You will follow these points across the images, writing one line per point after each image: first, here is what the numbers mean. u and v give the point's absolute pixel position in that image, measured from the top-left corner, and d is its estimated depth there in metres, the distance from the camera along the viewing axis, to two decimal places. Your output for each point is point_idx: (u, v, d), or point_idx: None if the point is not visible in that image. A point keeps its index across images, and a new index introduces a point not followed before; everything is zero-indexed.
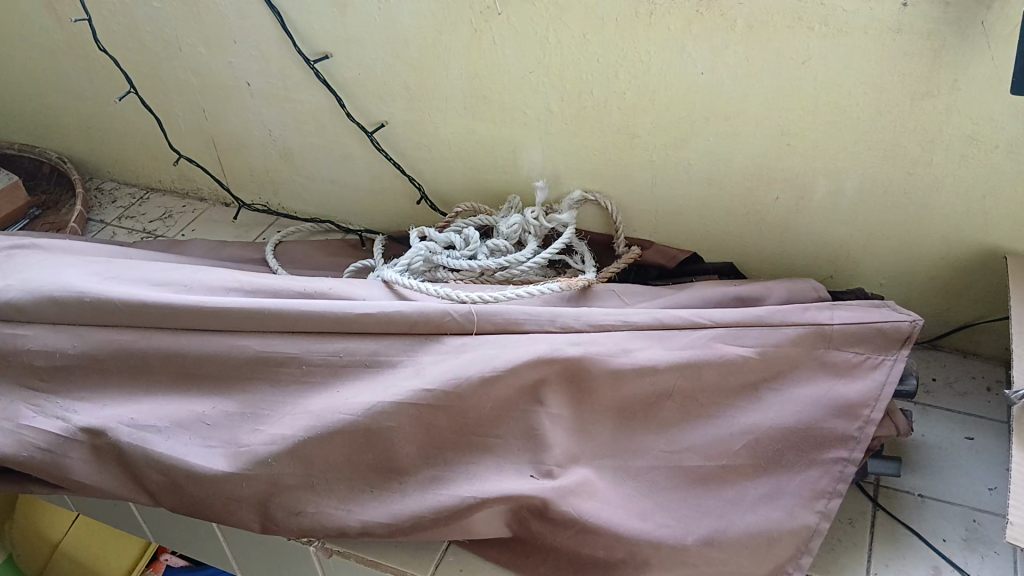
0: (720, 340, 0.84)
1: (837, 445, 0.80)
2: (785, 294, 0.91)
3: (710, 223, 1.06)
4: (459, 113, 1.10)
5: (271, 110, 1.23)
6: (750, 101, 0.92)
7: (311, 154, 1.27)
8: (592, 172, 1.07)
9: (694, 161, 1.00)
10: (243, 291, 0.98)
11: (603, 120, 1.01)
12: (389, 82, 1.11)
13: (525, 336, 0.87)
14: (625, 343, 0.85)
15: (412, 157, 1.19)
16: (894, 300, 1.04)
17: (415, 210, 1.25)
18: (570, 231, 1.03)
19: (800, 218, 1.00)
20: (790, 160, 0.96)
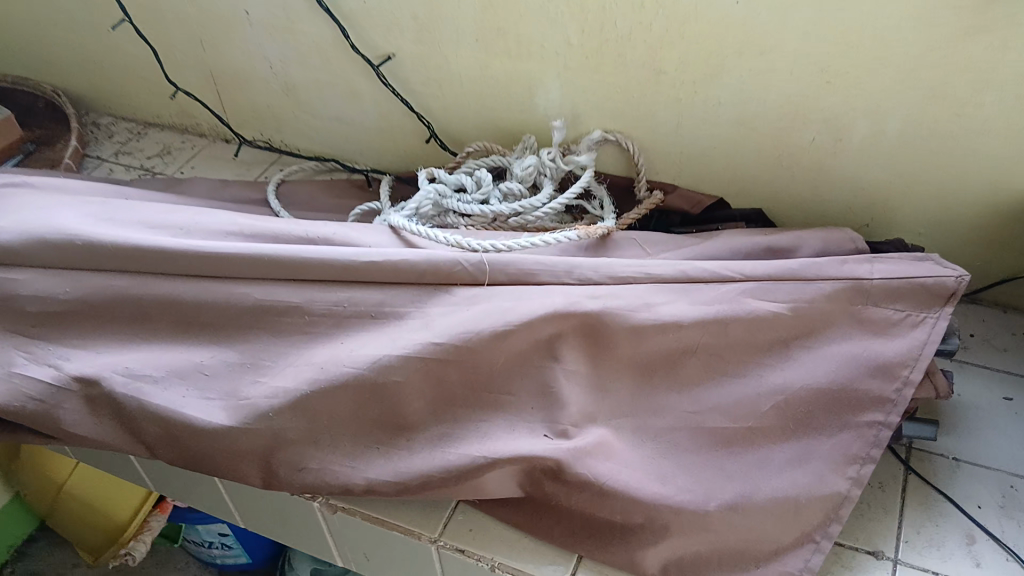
0: (749, 295, 0.78)
1: (872, 408, 0.75)
2: (819, 245, 0.85)
3: (739, 167, 0.99)
4: (470, 46, 1.03)
5: (272, 41, 1.16)
6: (787, 34, 0.85)
7: (315, 89, 1.20)
8: (613, 111, 1.01)
9: (724, 101, 0.94)
10: (243, 236, 0.93)
11: (627, 53, 0.94)
12: (396, 12, 1.03)
13: (541, 289, 0.82)
14: (646, 297, 0.80)
15: (422, 93, 1.12)
16: (932, 251, 0.98)
17: (424, 150, 1.19)
18: (589, 174, 0.97)
19: (836, 163, 0.93)
20: (828, 100, 0.89)
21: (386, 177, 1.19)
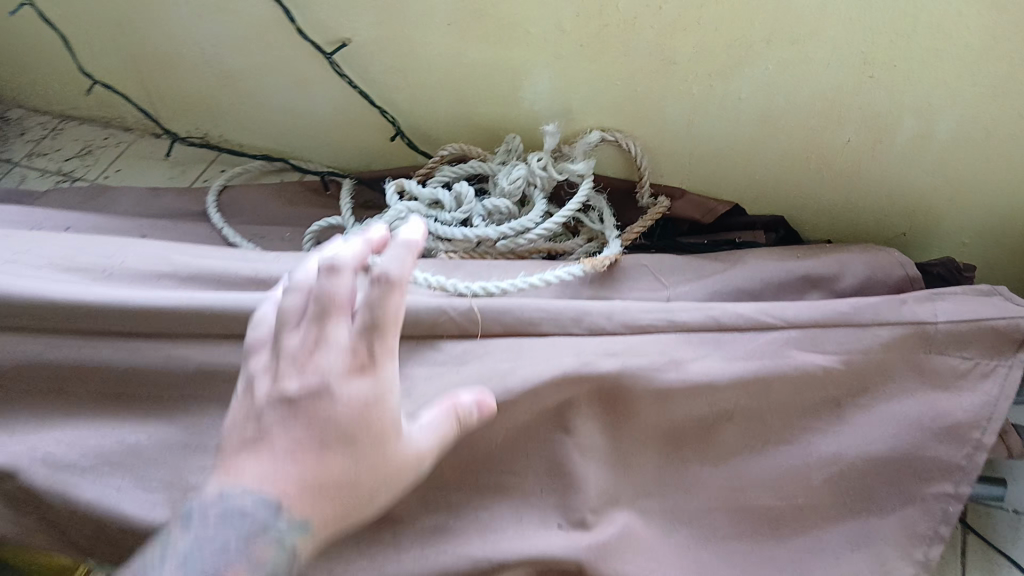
0: (793, 345, 0.66)
1: (939, 478, 0.64)
2: (865, 272, 0.73)
3: (759, 170, 0.85)
4: (442, 30, 0.86)
5: (201, 23, 0.98)
6: (826, 20, 0.71)
7: (257, 78, 1.02)
8: (612, 105, 0.86)
9: (746, 94, 0.79)
10: (179, 280, 0.79)
11: (630, 38, 0.79)
12: None
13: (544, 342, 0.69)
14: (673, 351, 0.67)
15: (384, 83, 0.94)
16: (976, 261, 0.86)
17: (390, 148, 1.02)
18: (590, 186, 0.83)
19: (875, 166, 0.80)
20: (872, 93, 0.75)
21: (347, 183, 1.02)
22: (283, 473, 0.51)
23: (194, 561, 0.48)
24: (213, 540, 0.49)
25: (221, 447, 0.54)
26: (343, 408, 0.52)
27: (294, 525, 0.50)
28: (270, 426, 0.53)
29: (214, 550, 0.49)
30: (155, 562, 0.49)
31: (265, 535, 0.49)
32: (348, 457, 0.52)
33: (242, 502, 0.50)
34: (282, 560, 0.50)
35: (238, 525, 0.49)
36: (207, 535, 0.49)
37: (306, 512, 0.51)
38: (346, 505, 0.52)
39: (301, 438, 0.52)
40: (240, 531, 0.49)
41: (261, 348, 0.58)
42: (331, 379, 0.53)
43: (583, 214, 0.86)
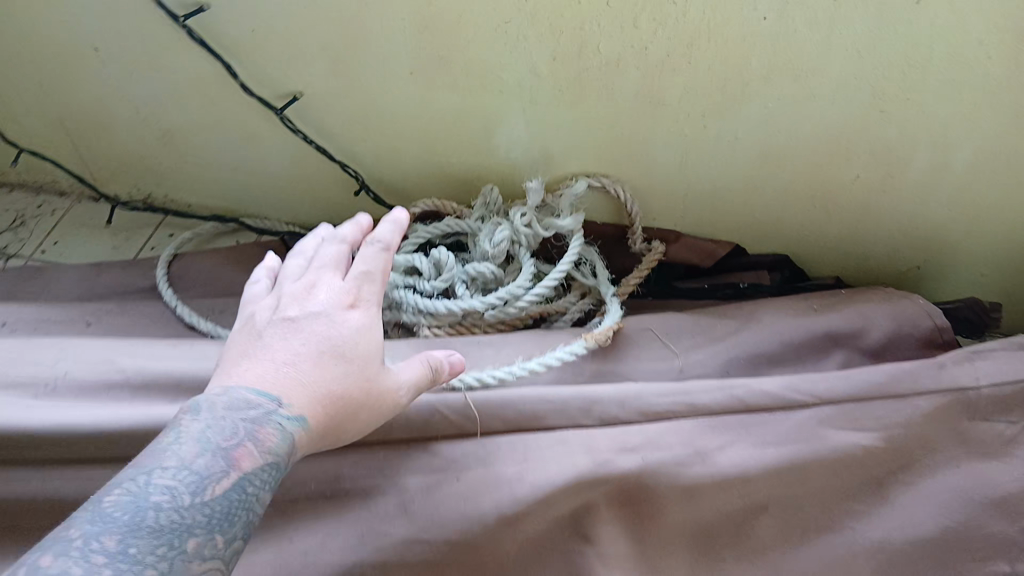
0: (828, 424, 0.60)
1: (996, 557, 0.58)
2: (891, 325, 0.67)
3: (759, 211, 0.78)
4: (403, 81, 0.78)
5: (133, 83, 0.87)
6: (832, 55, 0.64)
7: (201, 137, 0.92)
8: (597, 152, 0.78)
9: (744, 134, 0.72)
10: (132, 388, 0.71)
11: (614, 81, 0.72)
12: (299, 41, 0.77)
13: (551, 439, 0.62)
14: (697, 441, 0.60)
15: (343, 137, 0.86)
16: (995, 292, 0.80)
17: (354, 203, 0.94)
18: (581, 243, 0.77)
19: (887, 202, 0.73)
20: (885, 129, 0.68)
21: None
22: (285, 377, 0.54)
23: (208, 443, 0.47)
24: (222, 427, 0.48)
25: (218, 361, 0.57)
26: (343, 322, 0.58)
27: (295, 417, 0.52)
28: (273, 337, 0.57)
29: (220, 427, 0.48)
30: (165, 444, 0.46)
31: (270, 422, 0.50)
32: (347, 372, 0.56)
33: (244, 396, 0.51)
34: (283, 451, 0.50)
35: (244, 411, 0.50)
36: (218, 423, 0.48)
37: (303, 407, 0.52)
38: (342, 420, 0.55)
39: (299, 346, 0.56)
40: (244, 417, 0.49)
41: (254, 301, 0.64)
42: (328, 309, 0.59)
43: (575, 271, 0.79)
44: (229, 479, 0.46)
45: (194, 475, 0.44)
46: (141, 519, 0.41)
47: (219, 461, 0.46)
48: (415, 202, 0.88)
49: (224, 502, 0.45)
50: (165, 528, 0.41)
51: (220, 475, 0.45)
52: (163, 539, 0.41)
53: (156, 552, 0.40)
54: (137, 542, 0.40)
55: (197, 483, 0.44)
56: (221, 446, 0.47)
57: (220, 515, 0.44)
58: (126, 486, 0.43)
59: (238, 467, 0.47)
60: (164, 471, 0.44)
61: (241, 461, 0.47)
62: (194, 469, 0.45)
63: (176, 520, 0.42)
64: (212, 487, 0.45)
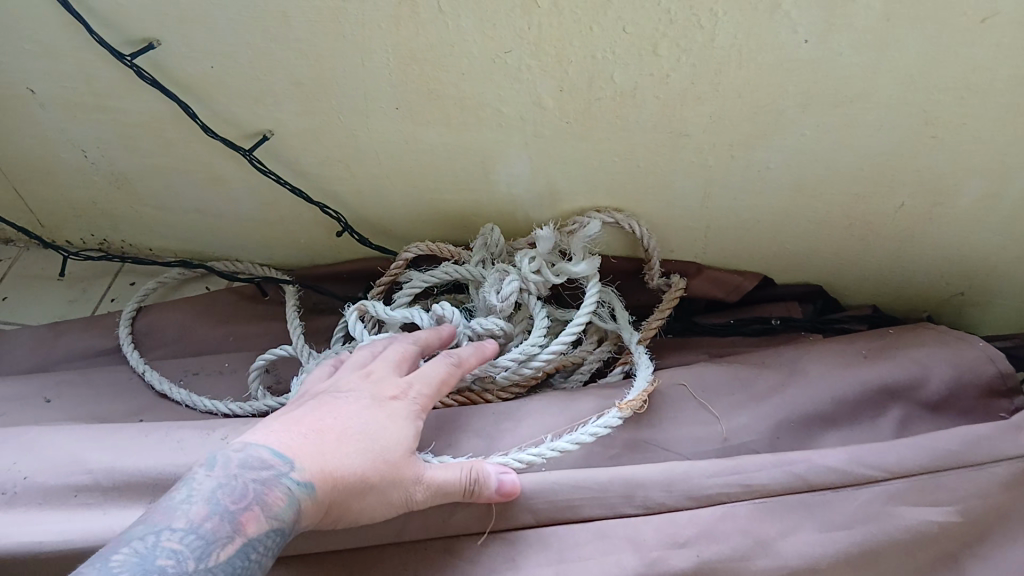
0: (899, 500, 0.54)
1: None
2: (950, 372, 0.62)
3: (789, 240, 0.72)
4: (388, 117, 0.69)
5: (76, 126, 0.77)
6: (881, 79, 0.57)
7: (158, 180, 0.82)
8: (609, 185, 0.71)
9: (775, 164, 0.65)
10: (100, 491, 0.61)
11: (628, 113, 0.63)
12: (265, 79, 0.67)
13: (590, 532, 0.54)
14: (755, 527, 0.53)
15: (321, 177, 0.76)
16: None
17: (337, 243, 0.85)
18: (600, 290, 0.69)
19: (932, 230, 0.67)
20: (933, 156, 0.61)
21: (290, 287, 0.85)
22: (305, 440, 0.51)
23: (217, 504, 0.45)
24: (232, 488, 0.46)
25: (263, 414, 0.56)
26: (382, 407, 0.55)
27: (302, 482, 0.48)
28: (312, 408, 0.55)
29: (233, 487, 0.47)
30: (176, 500, 0.45)
31: (280, 487, 0.47)
32: (367, 449, 0.52)
33: (260, 455, 0.49)
34: (289, 518, 0.47)
35: (255, 472, 0.48)
36: (229, 483, 0.47)
37: (314, 472, 0.49)
38: (351, 497, 0.50)
39: (329, 419, 0.53)
40: (256, 478, 0.47)
41: (318, 368, 0.63)
42: (370, 394, 0.56)
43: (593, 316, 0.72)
44: (233, 544, 0.44)
45: (199, 539, 0.43)
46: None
47: (225, 524, 0.45)
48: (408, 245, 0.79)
49: (227, 570, 0.43)
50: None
51: (224, 539, 0.44)
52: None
53: None
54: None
55: (201, 548, 0.43)
56: (228, 508, 0.45)
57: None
58: (133, 544, 0.42)
59: (244, 532, 0.45)
60: (172, 532, 0.43)
61: (248, 526, 0.45)
62: (200, 532, 0.44)
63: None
64: (216, 552, 0.43)
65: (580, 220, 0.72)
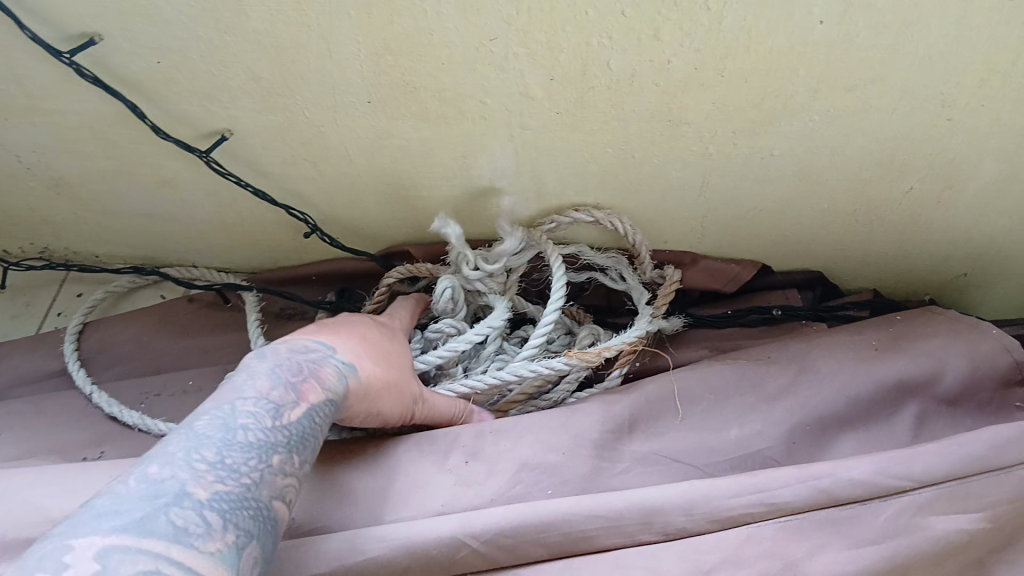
0: (929, 510, 0.52)
1: None
2: (965, 366, 0.61)
3: (790, 226, 0.68)
4: (359, 115, 0.62)
5: (5, 129, 0.69)
6: (900, 60, 0.52)
7: (103, 184, 0.74)
8: (601, 178, 0.66)
9: (779, 151, 0.61)
10: None
11: (623, 103, 0.58)
12: (221, 77, 0.60)
13: (608, 564, 0.51)
14: (783, 548, 0.51)
15: (284, 177, 0.70)
16: None
17: (304, 244, 0.80)
18: (560, 278, 0.68)
19: (939, 213, 0.65)
20: (950, 140, 0.58)
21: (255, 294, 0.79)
22: (337, 337, 0.56)
23: (278, 377, 0.47)
24: (288, 364, 0.49)
25: None
26: (378, 325, 0.62)
27: (347, 363, 0.53)
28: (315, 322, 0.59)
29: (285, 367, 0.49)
30: (238, 378, 0.47)
31: (329, 367, 0.51)
32: (382, 352, 0.58)
33: (301, 345, 0.52)
34: (340, 392, 0.50)
35: (304, 354, 0.50)
36: (283, 362, 0.49)
37: (352, 358, 0.54)
38: (378, 393, 0.55)
39: (341, 327, 0.58)
40: (307, 358, 0.50)
41: None
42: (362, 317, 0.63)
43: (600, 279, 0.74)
44: (300, 408, 0.46)
45: (270, 403, 0.45)
46: (232, 436, 0.41)
47: (290, 392, 0.46)
48: (394, 269, 0.75)
49: (297, 429, 0.45)
50: (252, 445, 0.42)
51: (292, 404, 0.46)
52: (253, 455, 0.41)
53: (249, 465, 0.40)
54: (230, 455, 0.40)
55: (273, 410, 0.45)
56: (290, 379, 0.47)
57: (294, 439, 0.45)
58: (211, 411, 0.43)
59: (307, 399, 0.47)
60: (245, 398, 0.45)
61: (309, 395, 0.47)
62: (270, 398, 0.45)
63: (261, 438, 0.42)
64: (287, 414, 0.45)
65: (556, 219, 0.69)
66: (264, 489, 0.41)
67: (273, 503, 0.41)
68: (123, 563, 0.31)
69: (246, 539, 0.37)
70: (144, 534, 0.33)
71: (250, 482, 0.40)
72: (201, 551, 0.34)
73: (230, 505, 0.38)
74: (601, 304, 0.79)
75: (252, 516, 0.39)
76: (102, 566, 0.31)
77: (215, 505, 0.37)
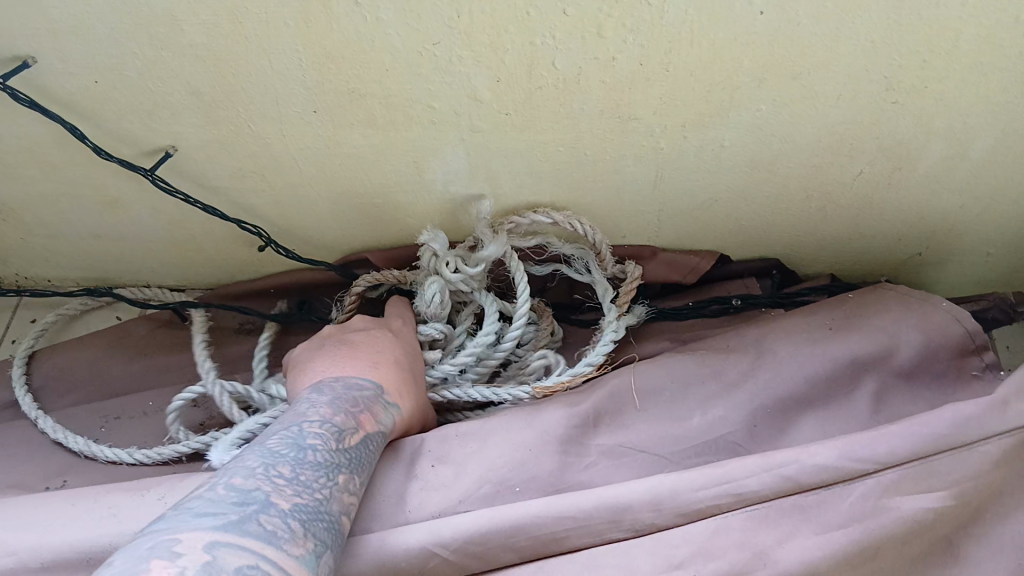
0: (894, 491, 0.52)
1: None
2: (918, 340, 0.62)
3: (745, 214, 0.69)
4: (306, 124, 0.61)
5: None
6: (842, 45, 0.52)
7: (47, 207, 0.73)
8: (555, 176, 0.66)
9: (730, 142, 0.61)
10: None
11: (572, 100, 0.58)
12: (160, 92, 0.58)
13: (579, 564, 0.51)
14: (752, 538, 0.51)
15: (234, 191, 0.69)
16: (999, 267, 0.73)
17: (260, 257, 0.78)
18: (532, 295, 0.68)
19: (889, 194, 0.65)
20: (896, 122, 0.58)
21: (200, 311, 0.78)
22: (379, 369, 0.60)
23: (339, 406, 0.52)
24: (347, 397, 0.54)
25: (298, 364, 0.62)
26: (403, 338, 0.66)
27: (391, 402, 0.58)
28: (352, 343, 0.63)
29: (343, 399, 0.54)
30: (303, 408, 0.52)
31: (380, 404, 0.56)
32: (415, 381, 0.63)
33: (356, 380, 0.57)
34: (388, 426, 0.55)
35: (360, 391, 0.56)
36: (340, 394, 0.54)
37: (396, 397, 0.59)
38: (407, 426, 0.60)
39: (379, 350, 0.62)
40: (362, 394, 0.56)
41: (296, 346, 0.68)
42: (387, 327, 0.67)
43: (567, 271, 0.73)
44: (359, 435, 0.51)
45: (333, 427, 0.50)
46: (304, 455, 0.46)
47: (351, 419, 0.51)
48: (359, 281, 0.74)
49: (356, 453, 0.50)
50: (321, 464, 0.46)
51: (353, 429, 0.51)
52: (322, 472, 0.45)
53: (321, 481, 0.45)
54: (304, 471, 0.45)
55: (337, 433, 0.49)
56: (350, 408, 0.53)
57: (355, 461, 0.49)
58: (283, 432, 0.48)
59: (364, 428, 0.52)
60: (310, 423, 0.49)
61: (366, 424, 0.53)
62: (333, 422, 0.50)
63: (328, 458, 0.47)
64: (349, 438, 0.50)
65: (517, 220, 0.68)
66: (334, 504, 0.44)
67: (343, 518, 0.45)
68: (225, 556, 0.36)
69: (323, 548, 0.41)
70: (240, 535, 0.37)
71: (323, 497, 0.44)
72: (289, 553, 0.38)
73: (308, 514, 0.42)
74: (563, 301, 0.78)
75: (326, 528, 0.42)
76: (210, 557, 0.35)
77: (296, 514, 0.41)
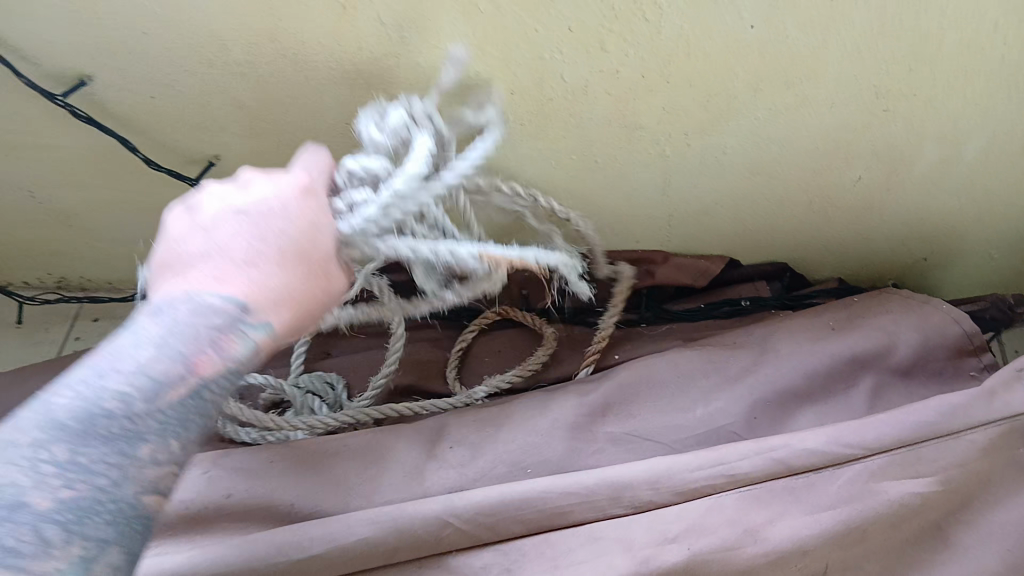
0: (882, 476, 0.55)
1: None
2: (917, 338, 0.65)
3: (752, 219, 0.72)
4: (338, 134, 0.67)
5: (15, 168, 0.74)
6: (829, 55, 0.56)
7: (111, 215, 0.80)
8: (569, 182, 0.70)
9: (732, 149, 0.65)
10: None
11: (581, 110, 0.62)
12: (209, 105, 0.65)
13: (581, 537, 0.54)
14: (744, 517, 0.54)
15: None
16: (1004, 268, 0.76)
17: None
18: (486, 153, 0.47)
19: (888, 198, 0.69)
20: (887, 128, 0.62)
21: None
22: (255, 276, 0.39)
23: (168, 342, 0.37)
24: (184, 331, 0.37)
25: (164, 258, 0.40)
26: (306, 226, 0.40)
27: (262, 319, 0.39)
28: (220, 237, 0.39)
29: (178, 332, 0.37)
30: (116, 348, 0.37)
31: (239, 328, 0.38)
32: (314, 273, 0.40)
33: (209, 300, 0.38)
34: (249, 358, 0.39)
35: (208, 316, 0.38)
36: (173, 329, 0.37)
37: (275, 310, 0.39)
38: (297, 322, 0.40)
39: (268, 239, 0.39)
40: (206, 322, 0.37)
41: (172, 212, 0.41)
42: (280, 206, 0.40)
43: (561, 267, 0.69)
44: (188, 386, 0.37)
45: (148, 382, 0.36)
46: (89, 427, 0.34)
47: (179, 364, 0.37)
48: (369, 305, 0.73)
49: (181, 411, 0.37)
50: (116, 435, 0.35)
51: (177, 380, 0.36)
52: (114, 445, 0.35)
53: (109, 459, 0.34)
54: (85, 449, 0.34)
55: (151, 387, 0.36)
56: (183, 347, 0.37)
57: (177, 420, 0.36)
58: (72, 385, 0.35)
59: (200, 374, 0.37)
60: (115, 370, 0.36)
61: (204, 367, 0.37)
62: (149, 372, 0.36)
63: (129, 425, 0.35)
64: (169, 394, 0.36)
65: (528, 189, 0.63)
66: (130, 484, 0.35)
67: (146, 498, 0.35)
68: None
69: (98, 550, 0.33)
70: None
71: (109, 482, 0.34)
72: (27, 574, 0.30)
73: (77, 513, 0.33)
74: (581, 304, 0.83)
75: (108, 522, 0.34)
76: None
77: (56, 515, 0.32)
